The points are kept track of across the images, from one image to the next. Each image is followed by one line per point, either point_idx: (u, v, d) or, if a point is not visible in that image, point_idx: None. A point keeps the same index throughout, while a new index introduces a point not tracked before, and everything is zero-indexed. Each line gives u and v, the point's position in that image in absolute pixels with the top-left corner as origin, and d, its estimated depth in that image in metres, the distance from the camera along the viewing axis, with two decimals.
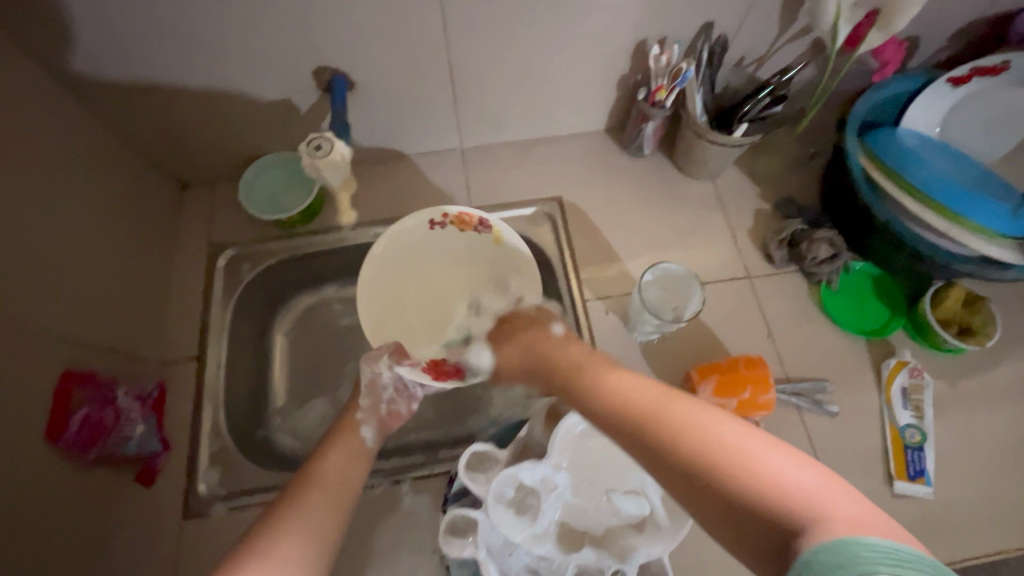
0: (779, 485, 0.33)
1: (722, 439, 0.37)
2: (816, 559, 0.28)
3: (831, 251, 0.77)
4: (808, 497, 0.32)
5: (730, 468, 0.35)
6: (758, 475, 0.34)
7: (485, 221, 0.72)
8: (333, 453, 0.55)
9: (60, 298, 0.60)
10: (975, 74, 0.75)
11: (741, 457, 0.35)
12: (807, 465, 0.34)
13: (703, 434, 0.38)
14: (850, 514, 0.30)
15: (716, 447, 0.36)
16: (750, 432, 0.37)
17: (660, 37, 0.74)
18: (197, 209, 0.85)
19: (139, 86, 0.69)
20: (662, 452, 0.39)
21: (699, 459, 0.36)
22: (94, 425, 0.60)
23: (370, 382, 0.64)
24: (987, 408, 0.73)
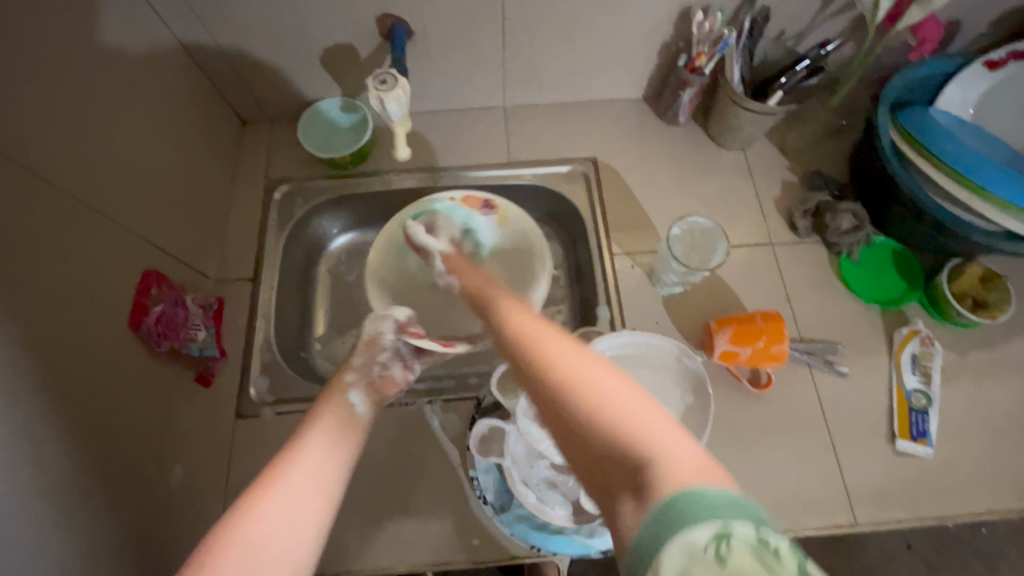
0: (638, 436, 0.33)
1: (594, 382, 0.36)
2: (676, 504, 0.28)
3: (854, 222, 0.80)
4: (656, 446, 0.32)
5: (597, 408, 0.35)
6: (623, 426, 0.33)
7: (490, 201, 0.80)
8: (320, 419, 0.50)
9: (141, 206, 0.67)
10: (1011, 58, 0.78)
11: (603, 399, 0.35)
12: (670, 420, 0.34)
13: (578, 377, 0.37)
14: (694, 464, 0.30)
15: (594, 394, 0.36)
16: (624, 378, 0.37)
17: (704, 4, 0.77)
18: (257, 147, 0.91)
19: (217, 24, 0.75)
20: (540, 387, 0.38)
21: (571, 398, 0.36)
22: (167, 321, 0.67)
23: (369, 340, 0.64)
24: (994, 380, 0.76)
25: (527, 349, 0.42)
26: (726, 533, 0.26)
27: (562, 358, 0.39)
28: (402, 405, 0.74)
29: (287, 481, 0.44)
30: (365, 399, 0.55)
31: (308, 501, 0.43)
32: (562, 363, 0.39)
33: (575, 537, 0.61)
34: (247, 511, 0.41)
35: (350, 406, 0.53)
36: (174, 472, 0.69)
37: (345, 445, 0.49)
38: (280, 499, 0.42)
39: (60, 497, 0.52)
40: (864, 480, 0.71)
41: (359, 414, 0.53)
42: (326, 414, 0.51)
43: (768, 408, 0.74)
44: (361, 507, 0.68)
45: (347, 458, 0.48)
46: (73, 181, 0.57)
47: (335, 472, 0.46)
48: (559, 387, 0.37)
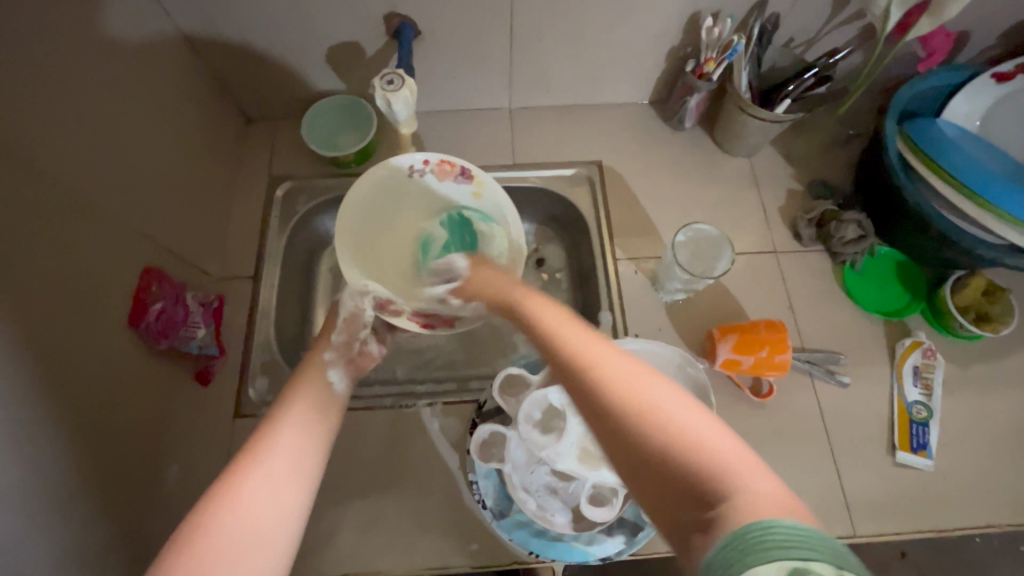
0: (711, 460, 0.32)
1: (661, 407, 0.35)
2: (745, 537, 0.28)
3: (859, 232, 0.79)
4: (731, 474, 0.31)
5: (661, 426, 0.34)
6: (695, 449, 0.33)
7: (465, 169, 0.73)
8: (297, 398, 0.51)
9: (142, 203, 0.66)
10: (1020, 71, 0.78)
11: (675, 427, 0.34)
12: (738, 445, 0.34)
13: (640, 395, 0.36)
14: (773, 496, 0.30)
15: (660, 415, 0.35)
16: (688, 402, 0.36)
17: (714, 11, 0.77)
18: (260, 144, 0.91)
19: (223, 20, 0.74)
20: (598, 401, 0.37)
21: (638, 423, 0.35)
22: (166, 319, 0.66)
23: (350, 317, 0.66)
24: (995, 393, 0.76)
25: (583, 365, 0.40)
26: (801, 571, 0.25)
27: (614, 376, 0.38)
28: (402, 408, 0.73)
29: (265, 465, 0.43)
30: (343, 376, 0.58)
31: (287, 486, 0.43)
32: (616, 380, 0.38)
33: (574, 545, 0.60)
34: (226, 496, 0.40)
35: (327, 385, 0.55)
36: (170, 471, 0.69)
37: (324, 429, 0.49)
38: (259, 483, 0.42)
39: (58, 496, 0.52)
40: (863, 491, 0.71)
41: (336, 391, 0.55)
42: (305, 394, 0.51)
43: (768, 417, 0.74)
44: (359, 509, 0.68)
45: (322, 443, 0.48)
46: (75, 175, 0.56)
47: (313, 456, 0.46)
48: (621, 409, 0.36)
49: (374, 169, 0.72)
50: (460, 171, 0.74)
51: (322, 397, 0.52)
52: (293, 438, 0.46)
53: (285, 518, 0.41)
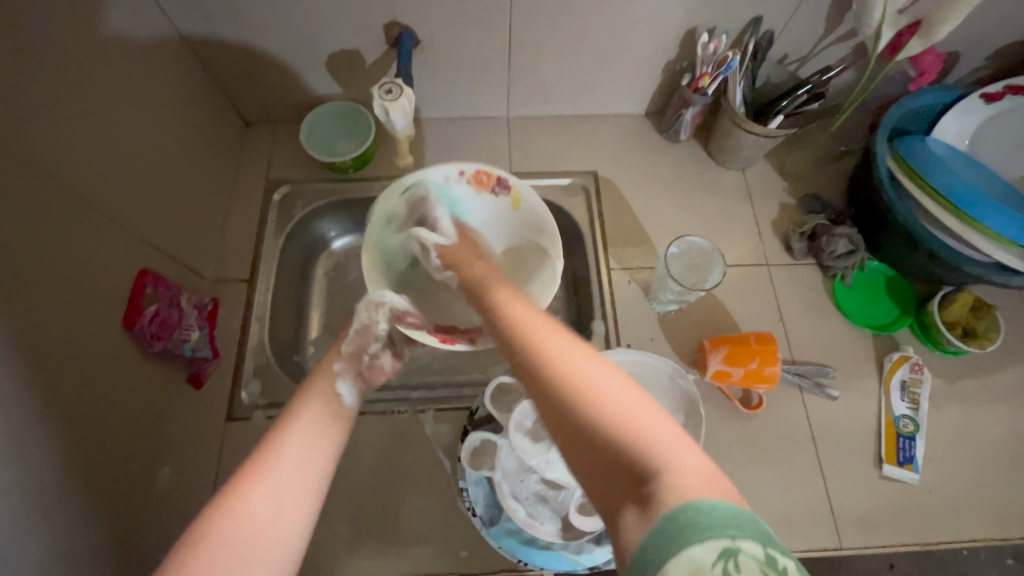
0: (643, 439, 0.34)
1: (582, 371, 0.39)
2: (679, 514, 0.29)
3: (850, 247, 0.81)
4: (635, 426, 0.35)
5: (602, 407, 0.36)
6: (629, 430, 0.35)
7: (503, 180, 0.74)
8: (307, 407, 0.50)
9: (140, 204, 0.67)
10: (1008, 91, 0.80)
11: (591, 386, 0.38)
12: (646, 400, 0.37)
13: (583, 377, 0.39)
14: (700, 473, 0.32)
15: (600, 395, 0.37)
16: (609, 368, 0.40)
17: (710, 27, 0.78)
18: (259, 147, 0.91)
19: (224, 26, 0.75)
20: (545, 385, 0.40)
21: (580, 406, 0.37)
22: (161, 321, 0.67)
23: (364, 327, 0.65)
24: (981, 408, 0.77)
25: (540, 352, 0.42)
26: (732, 550, 0.26)
27: (565, 360, 0.41)
28: (394, 413, 0.74)
29: (273, 474, 0.43)
30: (351, 388, 0.56)
31: (293, 497, 0.43)
32: (565, 365, 0.40)
33: (563, 553, 0.61)
34: (231, 505, 0.41)
35: (334, 396, 0.53)
36: (161, 473, 0.69)
37: (331, 436, 0.49)
38: (267, 494, 0.42)
39: (49, 498, 0.52)
40: (850, 503, 0.72)
41: (343, 404, 0.54)
42: (314, 401, 0.51)
43: (757, 429, 0.75)
44: (348, 515, 0.68)
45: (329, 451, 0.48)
46: (73, 176, 0.56)
47: (317, 469, 0.46)
48: (549, 375, 0.40)
49: (407, 176, 0.73)
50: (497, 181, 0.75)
51: (326, 411, 0.50)
52: (297, 454, 0.45)
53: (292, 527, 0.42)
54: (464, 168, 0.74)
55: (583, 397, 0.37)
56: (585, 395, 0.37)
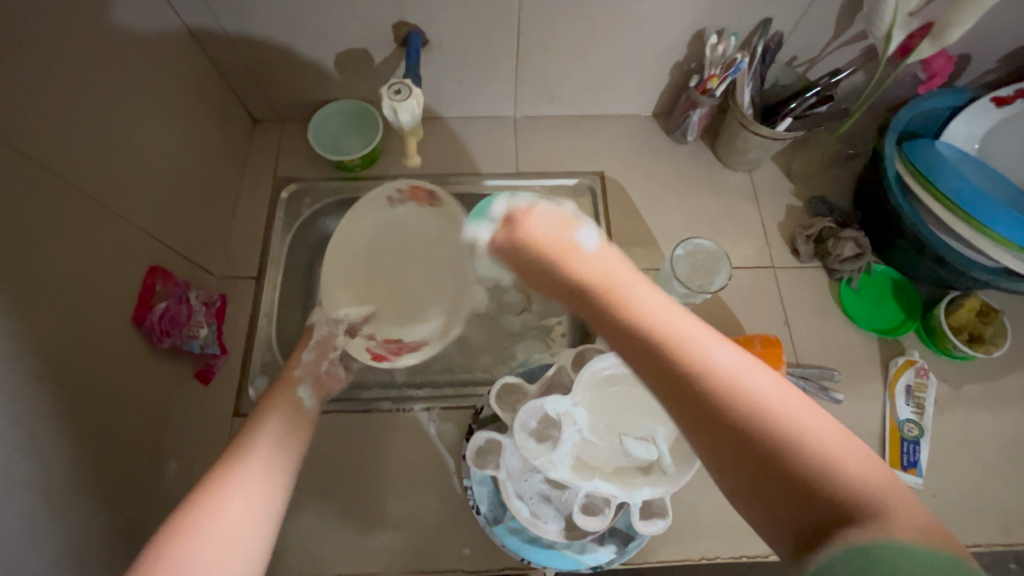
0: (845, 473, 0.31)
1: (771, 401, 0.34)
2: (869, 552, 0.27)
3: (857, 250, 0.81)
4: (852, 466, 0.32)
5: (790, 433, 0.32)
6: (827, 462, 0.31)
7: (432, 193, 0.81)
8: (269, 420, 0.58)
9: (149, 202, 0.67)
10: (1020, 95, 0.79)
11: (792, 422, 0.33)
12: (835, 422, 0.34)
13: (761, 399, 0.34)
14: (920, 517, 0.29)
15: (788, 423, 0.33)
16: (783, 384, 0.35)
17: (718, 28, 0.78)
18: (267, 145, 0.92)
19: (233, 24, 0.75)
20: (714, 408, 0.34)
21: (770, 435, 0.32)
22: (171, 318, 0.67)
23: (322, 339, 0.72)
24: (986, 413, 0.77)
25: (697, 363, 0.36)
26: None
27: (734, 375, 0.35)
28: (399, 412, 0.74)
29: (241, 476, 0.50)
30: (312, 392, 0.66)
31: (261, 494, 0.49)
32: (735, 382, 0.34)
33: (566, 552, 0.61)
34: (205, 502, 0.46)
35: (298, 403, 0.63)
36: (169, 467, 0.70)
37: (292, 446, 0.57)
38: (236, 493, 0.48)
39: (60, 491, 0.53)
40: None
41: (305, 407, 0.63)
42: (275, 413, 0.60)
43: None
44: (353, 511, 0.69)
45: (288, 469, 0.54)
46: (84, 175, 0.57)
47: (280, 472, 0.53)
48: (732, 406, 0.34)
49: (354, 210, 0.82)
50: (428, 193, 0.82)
51: (290, 419, 0.60)
52: (261, 458, 0.53)
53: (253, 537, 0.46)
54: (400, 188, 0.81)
55: (769, 426, 0.33)
56: (772, 423, 0.33)
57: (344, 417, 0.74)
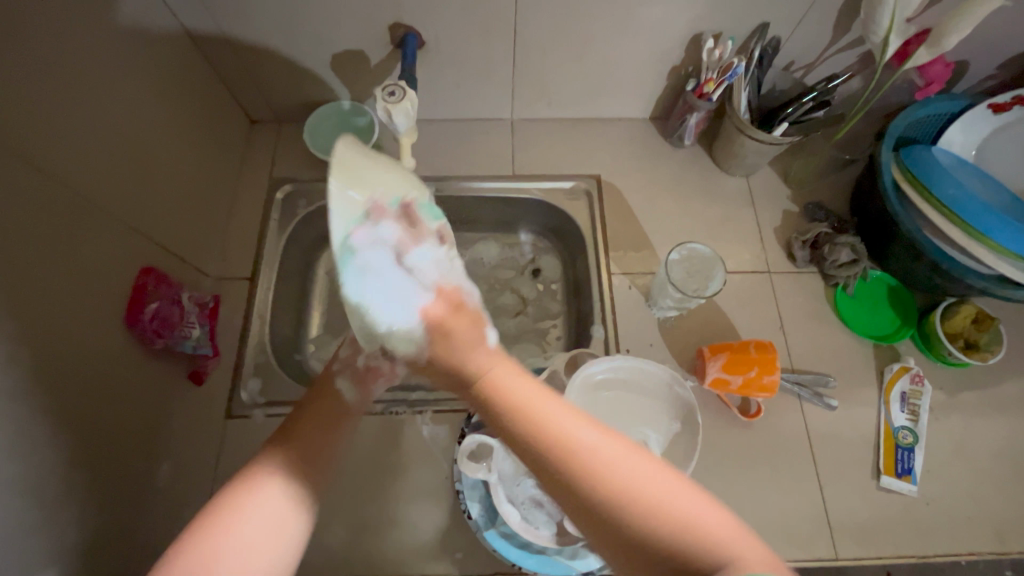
0: (700, 531, 0.34)
1: (642, 487, 0.35)
2: None
3: (853, 256, 0.80)
4: (703, 522, 0.34)
5: (649, 503, 0.34)
6: (685, 523, 0.34)
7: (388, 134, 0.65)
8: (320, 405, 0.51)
9: (142, 203, 0.67)
10: (1017, 103, 0.79)
11: (661, 511, 0.34)
12: (691, 483, 0.36)
13: (629, 483, 0.35)
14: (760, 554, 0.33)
15: (652, 498, 0.34)
16: (642, 454, 0.37)
17: (716, 32, 0.78)
18: (262, 145, 0.92)
19: (229, 23, 0.75)
20: (588, 499, 0.35)
21: (634, 515, 0.34)
22: (163, 319, 0.66)
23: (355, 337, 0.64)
24: (982, 421, 0.77)
25: (573, 461, 0.35)
26: None
27: (607, 463, 0.35)
28: (391, 414, 0.74)
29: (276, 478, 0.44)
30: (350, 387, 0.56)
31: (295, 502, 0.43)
32: (609, 470, 0.35)
33: (557, 558, 0.61)
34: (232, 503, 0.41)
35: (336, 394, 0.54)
36: (160, 469, 0.69)
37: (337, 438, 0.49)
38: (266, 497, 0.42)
39: (49, 493, 0.53)
40: (847, 514, 0.71)
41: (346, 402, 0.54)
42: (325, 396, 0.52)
43: (755, 437, 0.75)
44: (345, 515, 0.68)
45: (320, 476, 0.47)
46: (80, 174, 0.57)
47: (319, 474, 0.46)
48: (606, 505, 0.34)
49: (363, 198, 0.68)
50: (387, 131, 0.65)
51: (336, 407, 0.52)
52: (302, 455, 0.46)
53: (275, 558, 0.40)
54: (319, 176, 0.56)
55: (638, 503, 0.34)
56: (639, 499, 0.34)
57: None
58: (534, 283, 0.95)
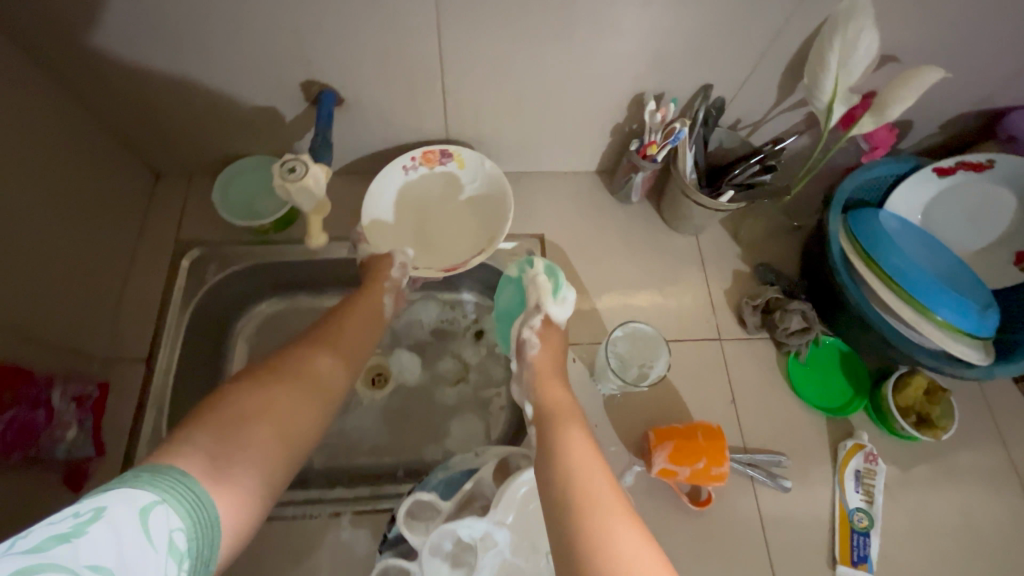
0: (610, 539, 0.44)
1: (592, 491, 0.49)
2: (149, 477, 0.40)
3: (803, 324, 0.77)
4: (619, 536, 0.45)
5: (586, 509, 0.47)
6: (605, 532, 0.45)
7: (446, 151, 0.78)
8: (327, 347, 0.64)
9: (8, 288, 0.58)
10: (961, 168, 0.76)
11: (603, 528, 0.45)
12: (635, 524, 0.46)
13: (586, 490, 0.49)
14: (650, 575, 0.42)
15: (594, 506, 0.48)
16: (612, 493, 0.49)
17: (657, 93, 0.74)
18: (169, 202, 0.82)
19: (118, 75, 0.67)
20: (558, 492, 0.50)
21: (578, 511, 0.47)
22: (22, 427, 0.58)
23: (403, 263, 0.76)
24: (938, 497, 0.73)
25: (567, 469, 0.52)
26: None
27: (578, 473, 0.51)
28: (306, 518, 0.67)
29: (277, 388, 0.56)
30: (393, 300, 0.75)
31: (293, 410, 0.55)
32: (577, 480, 0.50)
33: None
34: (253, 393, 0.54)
35: (372, 332, 0.71)
36: None
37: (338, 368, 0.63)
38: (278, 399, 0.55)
39: None
40: None
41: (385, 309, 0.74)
42: (346, 332, 0.68)
43: (706, 527, 0.69)
44: None
45: (312, 402, 0.58)
46: None
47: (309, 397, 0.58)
48: (574, 502, 0.48)
49: (404, 180, 0.79)
50: (441, 154, 0.78)
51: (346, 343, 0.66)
52: (306, 378, 0.59)
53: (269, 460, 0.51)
54: (412, 154, 0.78)
55: (584, 504, 0.48)
56: (585, 502, 0.48)
57: None
58: (477, 346, 0.89)
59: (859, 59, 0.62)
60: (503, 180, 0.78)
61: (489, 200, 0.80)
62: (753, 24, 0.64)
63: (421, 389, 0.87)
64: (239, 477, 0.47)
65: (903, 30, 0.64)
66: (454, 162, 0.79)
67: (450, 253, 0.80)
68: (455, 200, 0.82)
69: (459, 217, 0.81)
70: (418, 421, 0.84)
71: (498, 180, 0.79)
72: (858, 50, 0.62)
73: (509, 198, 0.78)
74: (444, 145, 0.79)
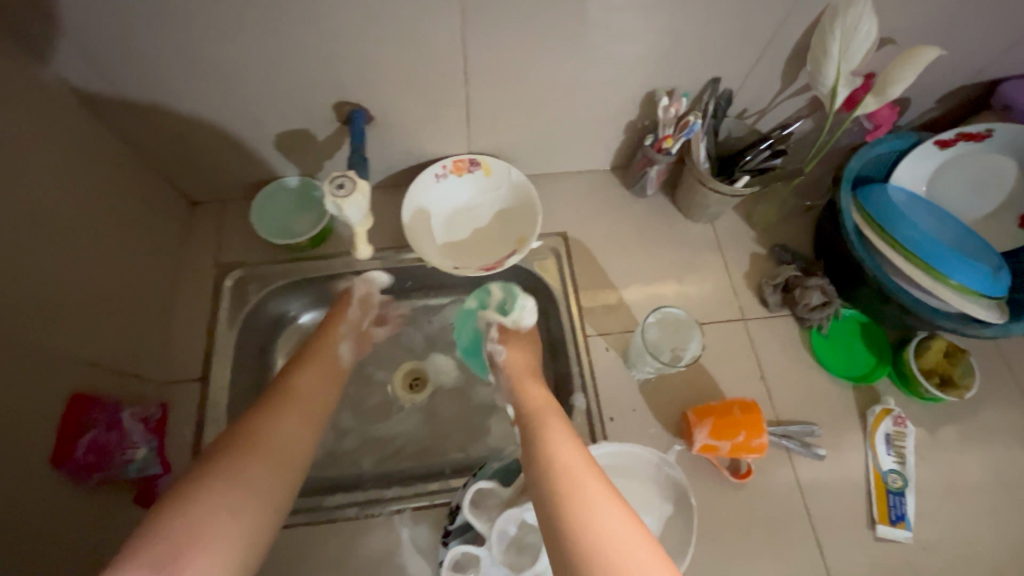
0: (597, 527, 0.47)
1: (580, 482, 0.51)
2: None
3: (823, 298, 0.80)
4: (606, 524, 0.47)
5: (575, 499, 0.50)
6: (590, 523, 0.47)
7: (474, 159, 0.82)
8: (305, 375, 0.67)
9: (72, 320, 0.61)
10: (961, 138, 0.79)
11: (593, 518, 0.48)
12: (624, 511, 0.49)
13: (573, 483, 0.52)
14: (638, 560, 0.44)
15: (582, 497, 0.50)
16: (597, 485, 0.51)
17: (668, 89, 0.78)
18: (205, 228, 0.86)
19: (159, 110, 0.71)
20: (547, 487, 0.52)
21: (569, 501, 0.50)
22: (101, 448, 0.60)
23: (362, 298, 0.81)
24: (966, 454, 0.77)
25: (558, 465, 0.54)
26: None
27: (566, 467, 0.53)
28: (367, 517, 0.70)
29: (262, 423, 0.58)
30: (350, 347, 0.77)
31: (283, 437, 0.58)
32: (564, 472, 0.53)
33: None
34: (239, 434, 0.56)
35: (334, 357, 0.73)
36: None
37: (326, 388, 0.68)
38: (264, 429, 0.58)
39: None
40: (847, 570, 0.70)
41: (341, 358, 0.74)
42: (320, 363, 0.71)
43: (749, 498, 0.73)
44: None
45: (301, 426, 0.61)
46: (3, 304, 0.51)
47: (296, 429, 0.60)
48: (562, 493, 0.51)
49: (432, 191, 0.83)
50: (470, 163, 0.83)
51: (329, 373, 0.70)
52: (295, 407, 0.62)
53: (270, 485, 0.53)
54: (443, 162, 0.82)
55: (572, 495, 0.50)
56: (573, 493, 0.50)
57: (308, 530, 0.69)
58: None
59: (858, 47, 0.65)
60: (528, 184, 0.82)
61: (514, 204, 0.84)
62: (756, 21, 0.68)
63: (459, 391, 0.89)
64: (239, 492, 0.50)
65: (897, 15, 0.68)
66: (482, 169, 0.83)
67: (483, 253, 0.84)
68: (481, 205, 0.85)
69: (488, 223, 0.85)
70: (458, 421, 0.87)
71: (523, 186, 0.83)
72: (858, 36, 0.65)
73: (535, 198, 0.82)
74: (472, 154, 0.83)
